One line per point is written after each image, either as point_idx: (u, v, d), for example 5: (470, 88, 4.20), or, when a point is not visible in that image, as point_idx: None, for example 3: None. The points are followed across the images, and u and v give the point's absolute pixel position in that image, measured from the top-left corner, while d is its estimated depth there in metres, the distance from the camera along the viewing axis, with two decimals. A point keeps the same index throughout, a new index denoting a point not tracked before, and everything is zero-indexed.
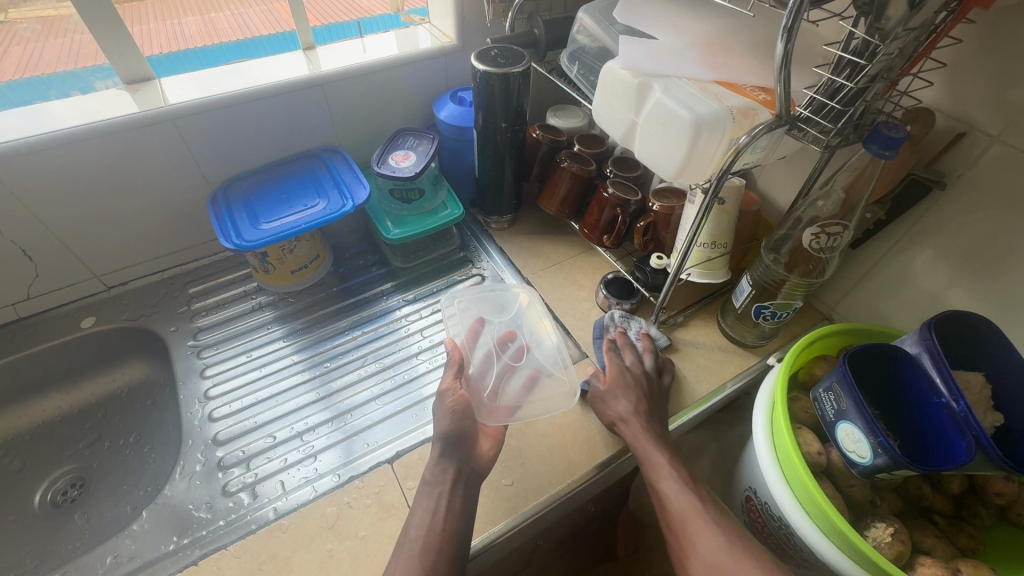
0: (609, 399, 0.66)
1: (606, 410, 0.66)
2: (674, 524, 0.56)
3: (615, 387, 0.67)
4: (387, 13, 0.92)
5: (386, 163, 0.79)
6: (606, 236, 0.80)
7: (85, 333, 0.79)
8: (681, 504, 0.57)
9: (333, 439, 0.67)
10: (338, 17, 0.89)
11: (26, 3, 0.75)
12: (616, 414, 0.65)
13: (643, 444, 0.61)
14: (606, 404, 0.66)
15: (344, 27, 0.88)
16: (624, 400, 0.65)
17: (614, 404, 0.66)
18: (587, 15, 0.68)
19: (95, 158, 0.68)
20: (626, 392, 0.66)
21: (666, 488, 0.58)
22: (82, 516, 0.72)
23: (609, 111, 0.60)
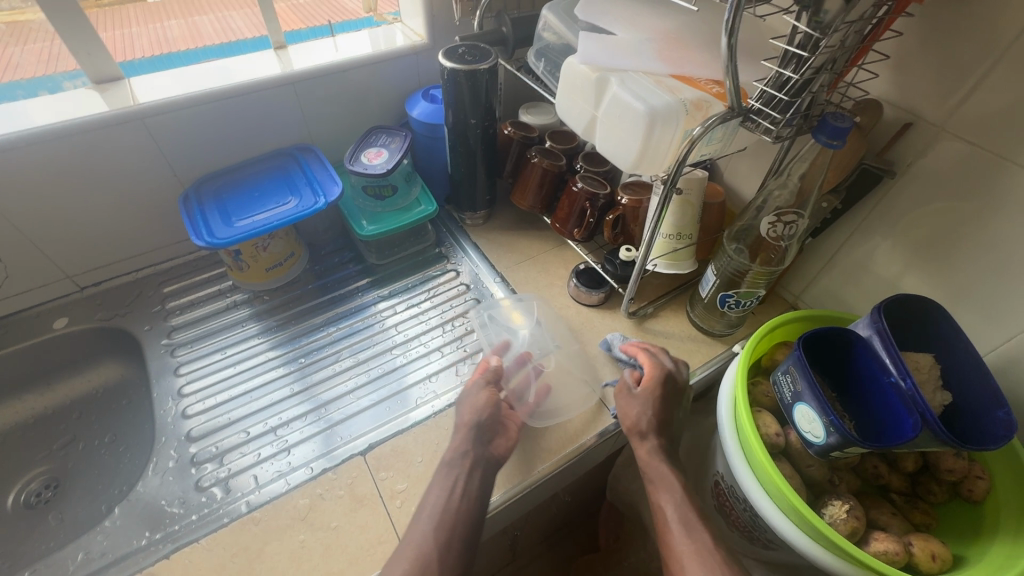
0: (637, 404, 0.66)
1: (628, 413, 0.66)
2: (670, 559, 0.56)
3: (648, 396, 0.66)
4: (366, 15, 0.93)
5: (359, 161, 0.80)
6: (577, 229, 0.82)
7: (58, 334, 0.79)
8: (680, 542, 0.57)
9: (307, 433, 0.68)
10: (317, 19, 0.90)
11: None
12: (636, 426, 0.65)
13: (652, 464, 0.63)
14: (632, 409, 0.66)
15: (323, 28, 0.89)
16: (648, 412, 0.66)
17: (637, 412, 0.66)
18: (551, 13, 0.69)
19: (63, 158, 0.68)
20: (655, 405, 0.66)
21: (671, 518, 0.59)
22: (56, 517, 0.72)
23: (571, 105, 0.61)
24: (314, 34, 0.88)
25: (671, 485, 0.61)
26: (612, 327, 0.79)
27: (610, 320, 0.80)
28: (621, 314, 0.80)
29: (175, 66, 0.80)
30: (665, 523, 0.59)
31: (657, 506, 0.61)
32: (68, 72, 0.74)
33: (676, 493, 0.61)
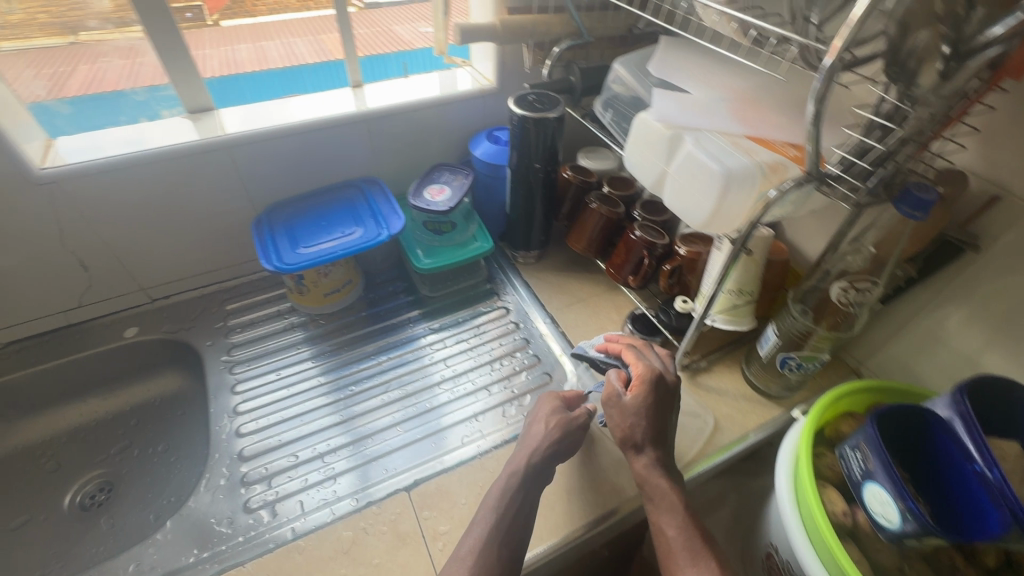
0: (630, 412, 0.62)
1: (621, 424, 0.63)
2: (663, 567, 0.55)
3: (641, 404, 0.62)
4: (423, 45, 0.96)
5: (422, 197, 0.83)
6: (632, 276, 0.82)
7: (127, 342, 0.83)
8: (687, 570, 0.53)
9: (352, 463, 0.68)
10: (378, 45, 0.94)
11: (92, 25, 0.73)
12: (631, 438, 0.62)
13: (652, 480, 0.59)
14: (626, 420, 0.63)
15: (383, 58, 0.93)
16: (645, 423, 0.61)
17: (631, 423, 0.62)
18: (622, 67, 0.70)
19: (156, 181, 0.73)
20: (647, 412, 0.62)
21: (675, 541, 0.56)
22: (107, 522, 0.74)
23: (640, 159, 0.62)
24: (377, 66, 0.92)
25: (673, 505, 0.58)
26: None
27: None
28: None
29: (248, 95, 0.85)
30: (668, 547, 0.56)
31: (658, 529, 0.57)
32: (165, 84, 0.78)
33: (678, 514, 0.57)
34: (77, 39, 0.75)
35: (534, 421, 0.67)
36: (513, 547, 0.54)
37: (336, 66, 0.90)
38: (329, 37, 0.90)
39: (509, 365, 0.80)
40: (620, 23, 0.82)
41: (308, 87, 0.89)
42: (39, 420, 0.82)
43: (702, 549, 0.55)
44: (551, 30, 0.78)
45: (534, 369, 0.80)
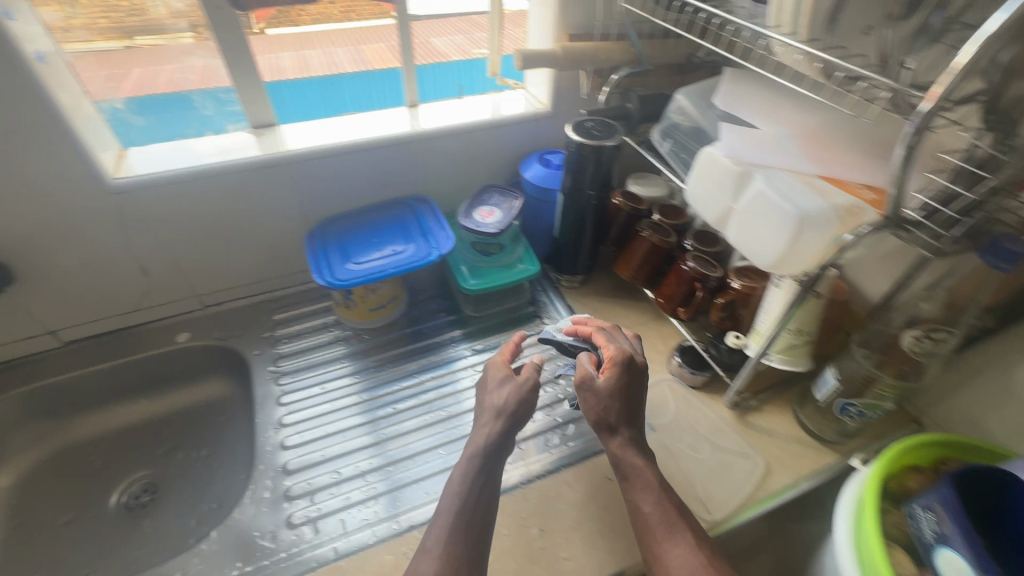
0: (604, 395, 0.62)
1: (594, 405, 0.62)
2: (644, 537, 0.56)
3: (614, 386, 0.62)
4: (461, 57, 0.92)
5: (472, 218, 0.83)
6: (682, 308, 0.80)
7: (179, 347, 0.85)
8: (670, 541, 0.54)
9: (393, 484, 0.68)
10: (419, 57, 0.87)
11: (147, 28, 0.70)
12: (605, 418, 0.62)
13: (627, 459, 0.60)
14: (601, 403, 0.62)
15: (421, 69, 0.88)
16: (618, 405, 0.62)
17: (605, 404, 0.62)
18: (685, 98, 0.70)
19: (219, 194, 0.76)
20: (620, 393, 0.62)
21: (650, 515, 0.57)
22: (150, 524, 0.75)
23: (704, 193, 0.60)
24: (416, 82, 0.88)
25: (648, 483, 0.58)
26: (712, 415, 0.75)
27: (708, 407, 0.76)
28: (723, 403, 0.76)
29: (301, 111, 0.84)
30: (645, 524, 0.56)
31: (635, 507, 0.58)
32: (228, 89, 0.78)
33: (653, 491, 0.58)
34: (130, 42, 0.71)
35: (487, 394, 0.66)
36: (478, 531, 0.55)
37: (374, 80, 0.87)
38: (372, 48, 0.85)
39: (552, 392, 0.79)
40: (680, 52, 0.81)
41: (355, 101, 0.87)
42: (92, 418, 0.85)
43: (678, 521, 0.56)
44: (611, 57, 0.78)
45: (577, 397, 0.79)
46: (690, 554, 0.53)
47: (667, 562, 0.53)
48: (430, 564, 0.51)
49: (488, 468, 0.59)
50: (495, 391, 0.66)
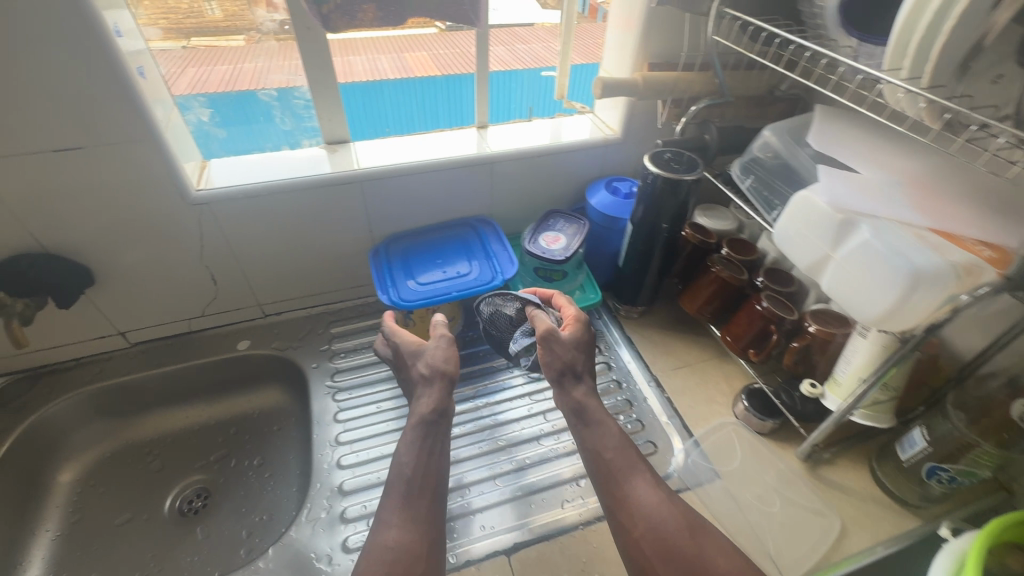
0: (571, 345, 0.70)
1: (563, 355, 0.69)
2: (609, 475, 0.62)
3: (577, 337, 0.71)
4: (501, 68, 0.86)
5: (537, 243, 0.82)
6: (752, 349, 0.77)
7: (239, 355, 0.86)
8: (633, 481, 0.61)
9: (454, 512, 0.68)
10: (456, 68, 0.83)
11: (202, 28, 0.70)
12: (570, 364, 0.69)
13: (589, 402, 0.68)
14: (568, 352, 0.69)
15: (458, 79, 0.84)
16: (581, 354, 0.70)
17: (572, 354, 0.69)
18: (773, 134, 0.67)
19: (291, 207, 0.76)
20: (582, 346, 0.71)
21: (615, 460, 0.63)
22: (203, 531, 0.76)
23: (796, 237, 0.58)
24: (450, 91, 0.85)
25: (609, 429, 0.66)
26: (781, 466, 0.72)
27: (778, 456, 0.73)
28: (794, 453, 0.73)
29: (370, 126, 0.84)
30: (610, 469, 0.62)
31: (596, 449, 0.64)
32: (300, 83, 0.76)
33: (614, 435, 0.65)
34: (185, 43, 0.70)
35: (418, 364, 0.71)
36: (430, 495, 0.61)
37: (418, 87, 0.83)
38: (415, 55, 0.81)
39: None
40: (761, 83, 0.79)
41: (406, 110, 0.84)
42: (152, 418, 0.86)
43: (638, 459, 0.63)
44: (692, 87, 0.76)
45: (637, 435, 0.75)
46: (652, 491, 0.60)
47: (635, 503, 0.59)
48: (392, 533, 0.57)
49: (432, 433, 0.66)
50: (429, 355, 0.71)
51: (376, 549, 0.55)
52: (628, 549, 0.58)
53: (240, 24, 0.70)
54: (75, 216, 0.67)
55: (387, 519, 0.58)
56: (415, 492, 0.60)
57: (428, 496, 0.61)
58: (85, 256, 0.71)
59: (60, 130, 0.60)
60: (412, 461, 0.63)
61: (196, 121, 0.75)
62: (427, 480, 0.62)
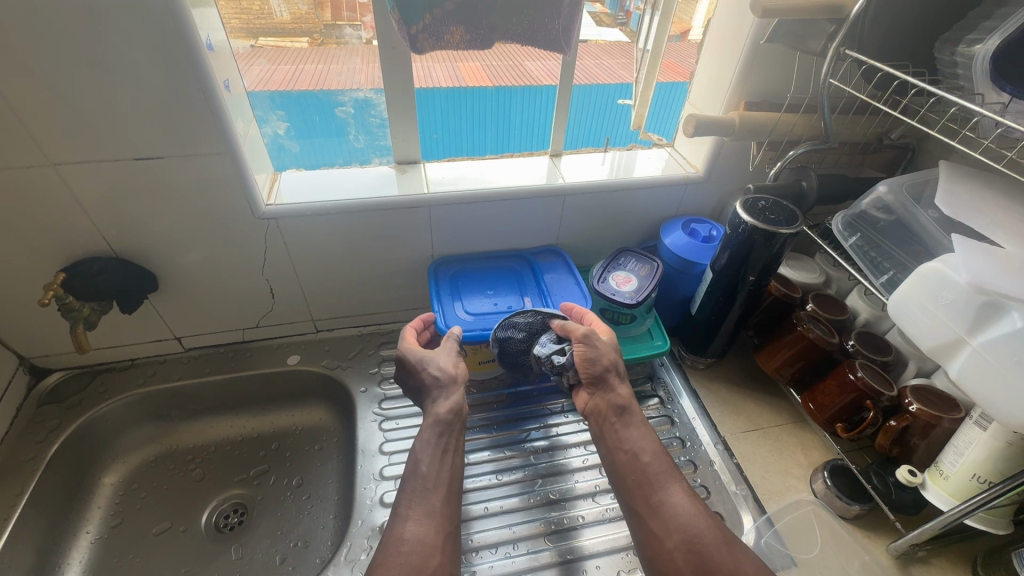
0: (611, 348, 0.68)
1: (606, 355, 0.66)
2: (644, 479, 0.59)
3: (615, 344, 0.69)
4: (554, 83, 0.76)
5: (606, 282, 0.77)
6: (841, 423, 0.69)
7: (288, 369, 0.84)
8: (668, 488, 0.58)
9: (499, 570, 0.63)
10: (507, 80, 0.76)
11: (269, 28, 0.67)
12: (613, 362, 0.67)
13: (630, 401, 0.66)
14: (611, 353, 0.67)
15: (509, 91, 0.77)
16: (620, 358, 0.69)
17: (613, 356, 0.67)
18: (889, 190, 0.61)
19: (357, 227, 0.74)
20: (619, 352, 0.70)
21: (652, 466, 0.60)
22: (237, 551, 0.73)
23: (922, 311, 0.51)
24: (522, 110, 0.80)
25: (646, 433, 0.63)
26: (867, 558, 0.64)
27: (864, 547, 0.65)
28: (884, 547, 0.64)
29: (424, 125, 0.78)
30: (645, 473, 0.60)
31: (634, 452, 0.61)
32: (377, 95, 0.73)
33: (653, 440, 0.63)
34: (254, 42, 0.67)
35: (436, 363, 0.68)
36: (445, 492, 0.59)
37: (490, 106, 0.78)
38: (469, 65, 0.73)
39: None
40: (870, 130, 0.72)
41: (473, 126, 0.81)
42: (197, 425, 0.85)
43: (673, 468, 0.60)
44: (793, 130, 0.71)
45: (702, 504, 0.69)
46: (688, 500, 0.57)
47: (670, 512, 0.56)
48: (409, 525, 0.55)
49: (449, 432, 0.63)
50: (439, 360, 0.68)
51: (393, 539, 0.54)
52: (656, 560, 0.55)
53: (305, 27, 0.67)
54: (148, 223, 0.67)
55: (404, 511, 0.56)
56: (427, 487, 0.59)
57: (442, 490, 0.59)
58: (152, 261, 0.71)
59: (141, 138, 0.59)
60: (428, 458, 0.61)
61: (266, 132, 0.73)
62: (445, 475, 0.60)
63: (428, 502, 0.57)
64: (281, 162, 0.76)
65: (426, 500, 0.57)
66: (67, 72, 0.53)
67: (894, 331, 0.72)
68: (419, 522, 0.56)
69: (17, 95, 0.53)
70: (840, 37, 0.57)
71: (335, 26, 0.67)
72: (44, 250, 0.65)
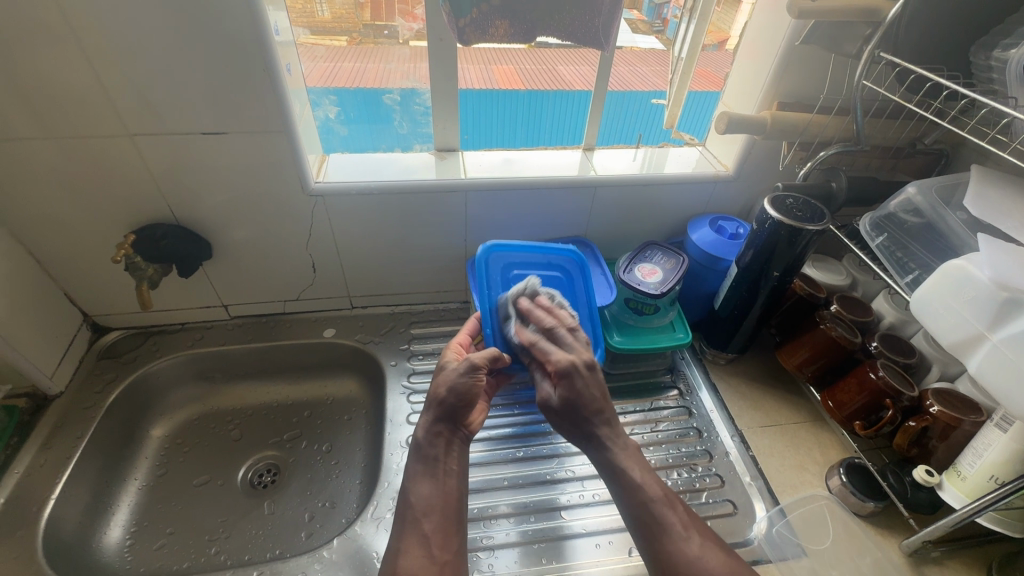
0: (569, 406, 0.57)
1: (563, 424, 0.58)
2: (645, 521, 0.51)
3: (569, 400, 0.56)
4: (584, 87, 0.81)
5: (632, 273, 0.79)
6: (860, 421, 0.70)
7: (324, 341, 0.89)
8: (671, 523, 0.51)
9: (515, 537, 0.66)
10: (542, 83, 0.81)
11: (313, 27, 0.71)
12: (576, 409, 0.56)
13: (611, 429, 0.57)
14: (568, 416, 0.57)
15: (541, 96, 0.82)
16: (583, 408, 0.56)
17: (569, 418, 0.57)
18: (918, 192, 0.62)
19: (398, 208, 0.78)
20: (579, 402, 0.56)
21: (648, 512, 0.52)
22: (269, 506, 0.78)
23: (944, 309, 0.53)
24: (558, 106, 0.83)
25: (636, 457, 0.56)
26: (880, 555, 0.64)
27: (876, 544, 0.65)
28: (896, 545, 0.65)
29: (468, 123, 0.83)
30: (641, 511, 0.52)
31: (626, 486, 0.54)
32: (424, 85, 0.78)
33: (643, 466, 0.55)
34: (299, 40, 0.71)
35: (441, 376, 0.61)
36: (440, 516, 0.55)
37: (524, 103, 0.82)
38: (501, 68, 0.79)
39: (688, 481, 0.72)
40: (903, 135, 0.73)
41: (509, 121, 0.84)
42: (238, 388, 0.91)
43: (671, 498, 0.53)
44: (824, 131, 0.73)
45: (715, 491, 0.71)
46: (698, 541, 0.50)
47: (684, 562, 0.48)
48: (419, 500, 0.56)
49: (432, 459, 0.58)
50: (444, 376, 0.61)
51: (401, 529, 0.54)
52: None
53: (345, 26, 0.72)
54: (206, 194, 0.72)
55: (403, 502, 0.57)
56: (416, 516, 0.54)
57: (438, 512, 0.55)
58: (208, 231, 0.76)
59: (209, 115, 0.64)
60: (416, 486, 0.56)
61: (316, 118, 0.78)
62: (436, 501, 0.56)
63: (420, 532, 0.53)
64: (331, 146, 0.81)
65: (417, 530, 0.53)
66: (151, 51, 0.58)
67: (919, 334, 0.72)
68: (416, 555, 0.52)
69: (107, 69, 0.59)
70: (875, 40, 0.59)
71: (373, 26, 0.72)
72: (114, 216, 0.72)
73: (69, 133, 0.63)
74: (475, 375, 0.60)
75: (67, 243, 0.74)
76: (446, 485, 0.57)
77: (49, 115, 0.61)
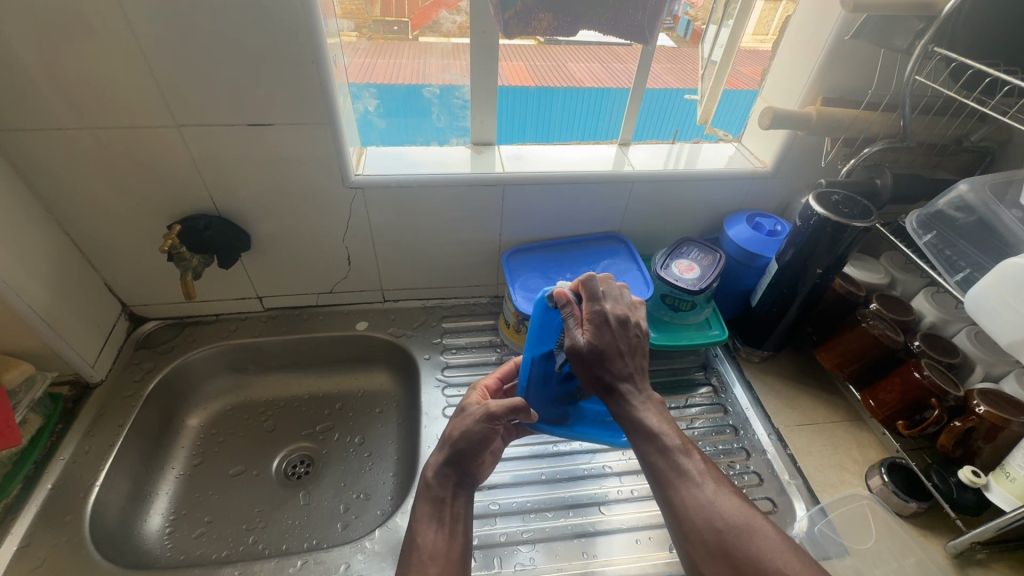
0: (597, 352, 0.53)
1: (587, 370, 0.53)
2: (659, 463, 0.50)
3: (598, 345, 0.53)
4: (593, 85, 0.81)
5: (669, 269, 0.79)
6: (903, 420, 0.70)
7: (356, 334, 0.90)
8: (687, 469, 0.49)
9: (554, 531, 0.67)
10: (551, 80, 0.80)
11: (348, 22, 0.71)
12: (602, 353, 0.53)
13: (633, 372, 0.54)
14: (592, 361, 0.53)
15: (551, 91, 0.80)
16: (611, 357, 0.53)
17: (594, 365, 0.53)
18: (971, 189, 0.61)
19: (435, 201, 0.78)
20: (608, 351, 0.53)
21: (663, 458, 0.50)
22: (304, 497, 0.78)
23: (1006, 307, 0.52)
24: (595, 101, 0.83)
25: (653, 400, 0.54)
26: (924, 556, 0.64)
27: (920, 544, 0.65)
28: (940, 546, 0.65)
29: (503, 118, 0.83)
30: (654, 453, 0.50)
31: (639, 428, 0.52)
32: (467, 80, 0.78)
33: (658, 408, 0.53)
34: (343, 36, 0.72)
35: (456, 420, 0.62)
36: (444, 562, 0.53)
37: (557, 99, 0.81)
38: (510, 64, 0.78)
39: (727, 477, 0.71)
40: (949, 132, 0.72)
41: (540, 117, 0.84)
42: (271, 379, 0.91)
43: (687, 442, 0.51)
44: (869, 128, 0.72)
45: (753, 489, 0.70)
46: (710, 485, 0.49)
47: (696, 507, 0.47)
48: (429, 535, 0.55)
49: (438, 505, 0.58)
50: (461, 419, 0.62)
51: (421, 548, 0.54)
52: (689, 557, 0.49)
53: (355, 22, 0.71)
54: (246, 186, 0.72)
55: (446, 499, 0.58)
56: (422, 559, 0.53)
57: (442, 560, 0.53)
58: (248, 222, 0.77)
59: (258, 105, 0.65)
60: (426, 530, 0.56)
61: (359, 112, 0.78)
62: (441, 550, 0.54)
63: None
64: (370, 138, 0.81)
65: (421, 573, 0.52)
66: (203, 42, 0.59)
67: (962, 333, 0.71)
68: None
69: (159, 57, 0.59)
70: (929, 34, 0.58)
71: (382, 22, 0.73)
72: (157, 204, 0.72)
73: (117, 124, 0.63)
74: (492, 424, 0.60)
75: (110, 233, 0.74)
76: (452, 531, 0.56)
77: (100, 107, 0.61)
